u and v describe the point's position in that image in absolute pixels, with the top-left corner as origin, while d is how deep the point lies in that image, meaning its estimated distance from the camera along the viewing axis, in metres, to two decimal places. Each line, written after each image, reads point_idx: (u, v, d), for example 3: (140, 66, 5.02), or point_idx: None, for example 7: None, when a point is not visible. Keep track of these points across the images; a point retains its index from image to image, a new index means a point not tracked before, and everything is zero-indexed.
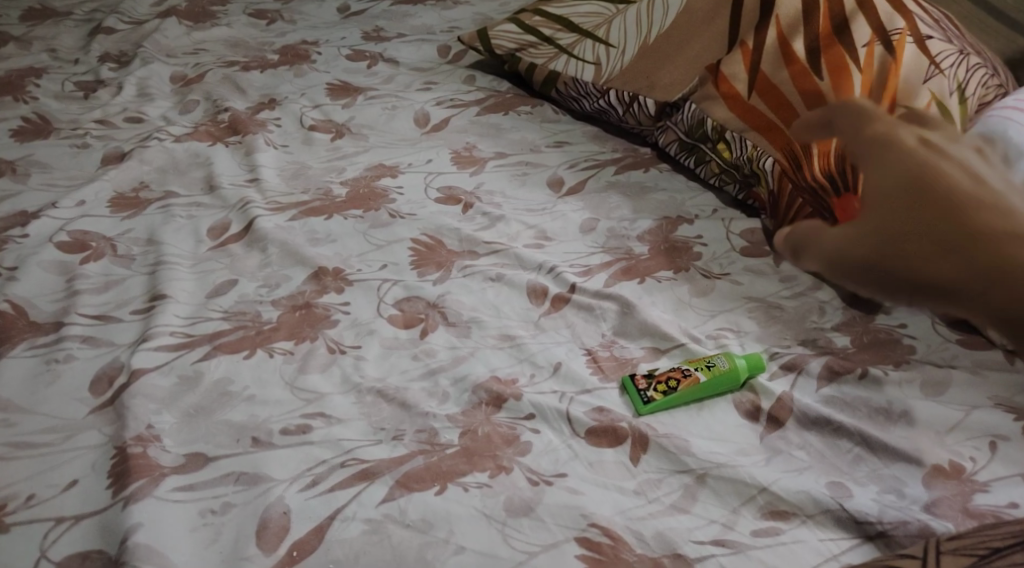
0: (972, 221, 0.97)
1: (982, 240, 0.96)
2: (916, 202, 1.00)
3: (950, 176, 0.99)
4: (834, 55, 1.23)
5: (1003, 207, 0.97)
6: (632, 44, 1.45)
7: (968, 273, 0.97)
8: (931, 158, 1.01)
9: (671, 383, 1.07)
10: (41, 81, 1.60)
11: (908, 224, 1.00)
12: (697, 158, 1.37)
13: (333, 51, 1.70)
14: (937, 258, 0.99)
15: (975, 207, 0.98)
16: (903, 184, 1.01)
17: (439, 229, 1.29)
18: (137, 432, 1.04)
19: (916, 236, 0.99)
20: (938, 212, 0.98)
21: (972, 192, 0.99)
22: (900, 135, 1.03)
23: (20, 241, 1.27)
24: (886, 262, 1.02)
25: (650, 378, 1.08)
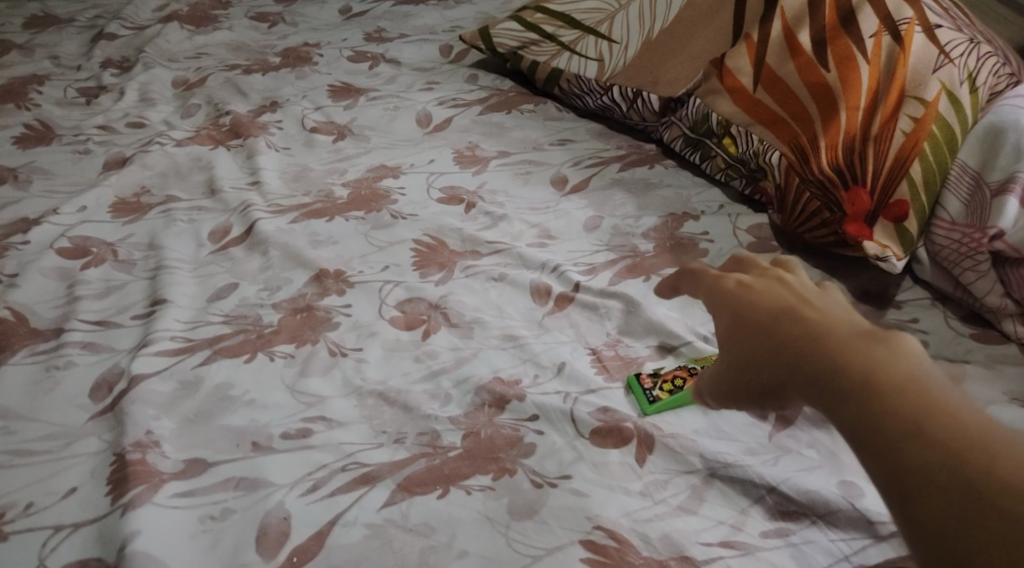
0: (789, 334, 0.88)
1: (803, 354, 0.86)
2: (747, 331, 0.92)
3: (768, 299, 0.93)
4: (840, 47, 1.21)
5: (811, 313, 0.89)
6: (636, 39, 1.43)
7: (798, 391, 0.86)
8: (758, 293, 0.94)
9: (677, 382, 1.05)
10: (44, 88, 1.59)
11: (743, 354, 0.91)
12: (703, 153, 1.35)
13: (334, 53, 1.69)
14: (774, 385, 0.88)
15: (787, 320, 0.89)
16: (732, 327, 0.93)
17: (441, 229, 1.28)
18: (136, 438, 1.03)
19: (754, 363, 0.90)
20: (757, 335, 0.90)
21: (785, 309, 0.90)
22: (724, 281, 0.98)
23: (21, 248, 1.26)
24: (743, 383, 0.91)
25: (656, 379, 1.06)
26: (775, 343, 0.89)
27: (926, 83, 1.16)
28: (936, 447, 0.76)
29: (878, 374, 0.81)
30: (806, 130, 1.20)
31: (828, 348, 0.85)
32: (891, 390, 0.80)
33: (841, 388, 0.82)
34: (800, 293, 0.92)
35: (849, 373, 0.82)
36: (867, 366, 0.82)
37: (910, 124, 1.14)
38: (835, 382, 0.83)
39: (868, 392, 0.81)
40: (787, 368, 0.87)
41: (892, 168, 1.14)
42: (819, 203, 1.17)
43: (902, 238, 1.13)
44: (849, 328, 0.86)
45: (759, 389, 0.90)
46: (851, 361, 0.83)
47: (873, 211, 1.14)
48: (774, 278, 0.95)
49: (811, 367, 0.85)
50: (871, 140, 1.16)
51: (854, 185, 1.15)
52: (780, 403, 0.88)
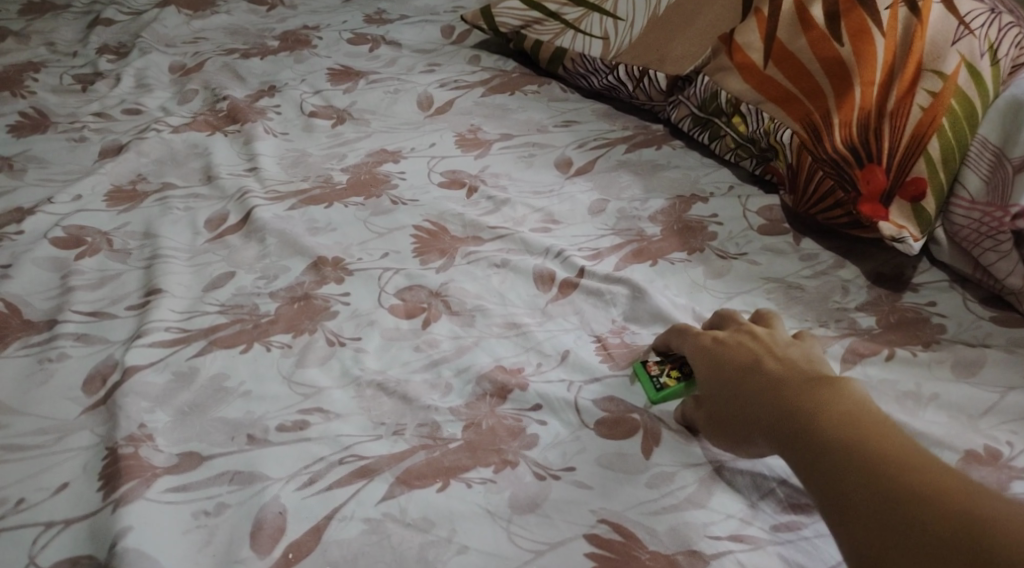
0: (757, 381, 0.93)
1: (768, 400, 0.91)
2: (720, 377, 0.96)
3: (736, 351, 0.97)
4: (854, 19, 1.16)
5: (777, 364, 0.94)
6: (641, 17, 1.40)
7: (764, 435, 0.90)
8: (732, 342, 0.98)
9: (684, 369, 1.02)
10: (39, 75, 1.55)
11: (716, 400, 0.95)
12: (711, 133, 1.31)
13: (334, 36, 1.65)
14: (743, 429, 0.92)
15: (756, 369, 0.94)
16: (707, 373, 0.97)
17: (442, 215, 1.24)
18: (128, 432, 1.00)
19: (726, 408, 0.94)
20: (729, 382, 0.95)
21: (755, 359, 0.95)
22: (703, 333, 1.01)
23: (14, 238, 1.22)
24: (714, 427, 0.95)
25: (662, 363, 1.02)
26: (745, 387, 0.93)
27: (944, 57, 1.11)
28: (870, 477, 0.81)
29: (834, 417, 0.86)
30: (820, 107, 1.17)
31: (791, 394, 0.89)
32: (847, 431, 0.84)
33: (801, 430, 0.87)
34: (769, 344, 0.97)
35: (809, 417, 0.87)
36: (826, 410, 0.87)
37: (928, 99, 1.10)
38: (796, 425, 0.87)
39: (826, 432, 0.85)
40: (755, 413, 0.91)
41: (909, 146, 1.10)
42: (832, 182, 1.14)
43: (919, 217, 1.09)
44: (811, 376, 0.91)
45: (728, 432, 0.93)
46: (811, 405, 0.88)
47: (888, 190, 1.10)
48: (745, 332, 0.99)
49: (775, 413, 0.89)
50: (887, 117, 1.12)
51: (869, 163, 1.11)
52: (747, 446, 0.92)
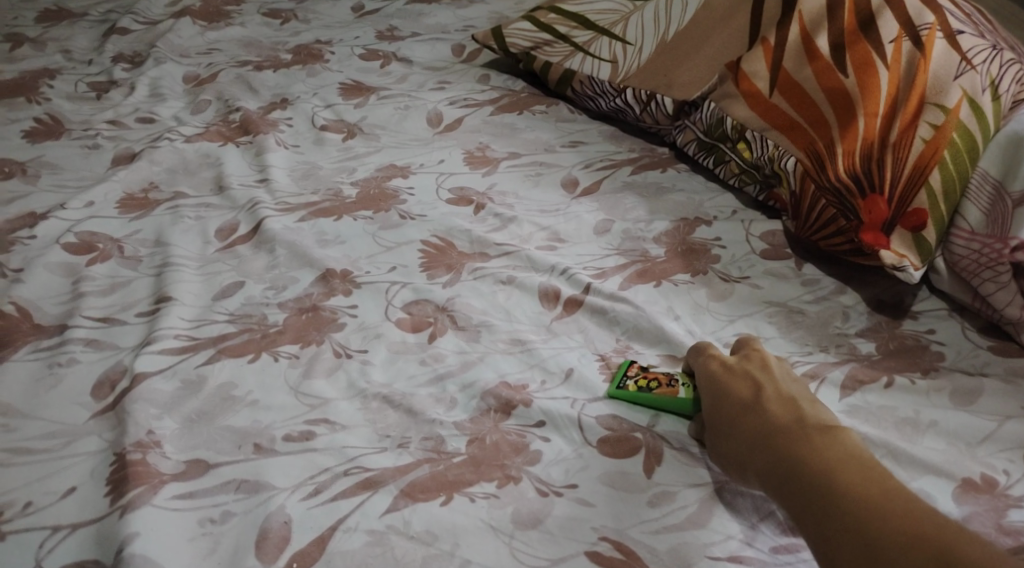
0: (756, 421, 0.95)
1: (764, 443, 0.93)
2: (721, 411, 0.98)
3: (740, 382, 1.00)
4: (859, 51, 1.20)
5: (776, 404, 0.96)
6: (650, 42, 1.43)
7: (758, 476, 0.93)
8: (736, 376, 1.00)
9: (647, 385, 1.04)
10: (55, 82, 1.57)
11: (717, 434, 0.98)
12: (716, 158, 1.33)
13: (346, 51, 1.67)
14: (739, 468, 0.95)
15: (755, 409, 0.96)
16: (710, 405, 1.00)
17: (450, 231, 1.26)
18: (136, 438, 1.01)
19: (724, 444, 0.97)
20: (729, 418, 0.97)
21: (756, 398, 0.97)
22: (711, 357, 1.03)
23: (27, 242, 1.24)
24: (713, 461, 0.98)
25: (635, 372, 1.06)
26: (744, 427, 0.96)
27: (947, 90, 1.14)
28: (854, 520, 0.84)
29: (826, 466, 0.88)
30: (823, 136, 1.19)
31: (787, 439, 0.92)
32: (836, 482, 0.87)
33: (793, 476, 0.89)
34: (772, 380, 0.99)
35: (802, 464, 0.89)
36: (818, 458, 0.89)
37: (931, 131, 1.12)
38: (789, 471, 0.90)
39: (817, 481, 0.88)
40: (751, 455, 0.94)
41: (911, 176, 1.12)
42: (834, 210, 1.15)
43: (919, 246, 1.11)
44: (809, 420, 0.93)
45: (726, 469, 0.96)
46: (804, 452, 0.90)
47: (890, 220, 1.12)
48: (753, 361, 1.02)
49: (770, 456, 0.92)
50: (889, 148, 1.14)
51: (871, 194, 1.13)
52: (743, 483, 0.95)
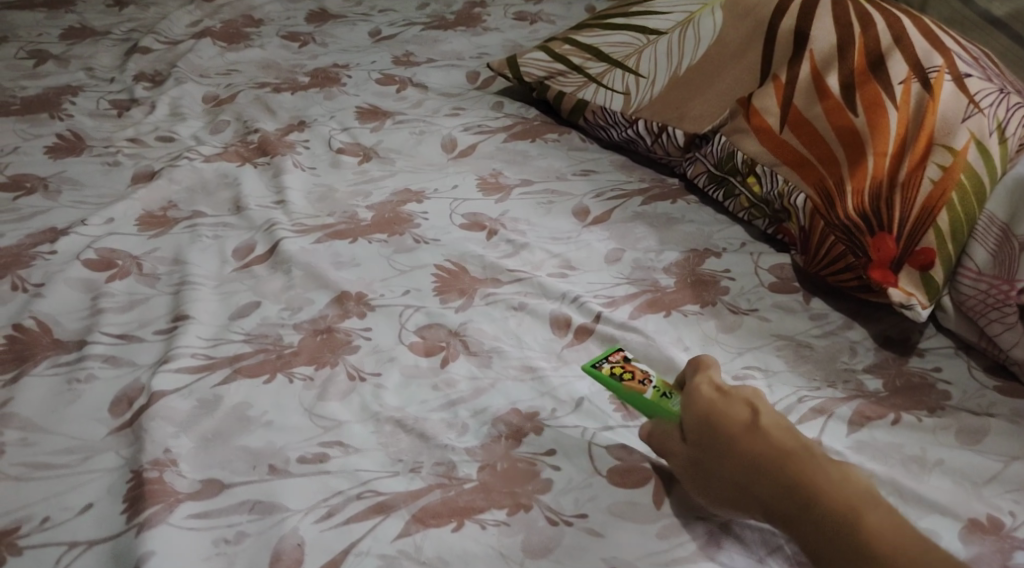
0: (751, 452, 0.94)
1: (765, 479, 0.93)
2: (710, 437, 0.97)
3: (727, 408, 0.98)
4: (869, 92, 1.23)
5: (770, 434, 0.95)
6: (663, 75, 1.44)
7: (762, 512, 0.93)
8: (723, 400, 0.99)
9: (623, 373, 1.09)
10: (77, 99, 1.60)
11: (705, 461, 0.97)
12: (726, 191, 1.35)
13: (363, 75, 1.70)
14: (735, 500, 0.94)
15: (748, 438, 0.95)
16: (695, 429, 0.98)
17: (463, 256, 1.28)
18: (153, 456, 1.03)
19: (716, 474, 0.96)
20: (720, 447, 0.96)
21: (748, 426, 0.96)
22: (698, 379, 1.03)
23: (48, 257, 1.26)
24: (701, 489, 0.97)
25: (623, 360, 1.11)
26: (738, 458, 0.95)
27: (955, 132, 1.17)
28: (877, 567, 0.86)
29: (839, 509, 0.89)
30: (833, 174, 1.21)
31: (791, 477, 0.92)
32: (852, 525, 0.88)
33: (804, 518, 0.90)
34: (760, 406, 0.98)
35: (813, 505, 0.90)
36: (829, 499, 0.90)
37: (939, 172, 1.15)
38: (799, 512, 0.90)
39: (831, 524, 0.89)
40: (751, 489, 0.93)
41: (919, 216, 1.14)
42: (843, 247, 1.17)
43: (927, 285, 1.12)
44: (809, 454, 0.93)
45: (718, 500, 0.96)
46: (813, 493, 0.90)
47: (898, 258, 1.14)
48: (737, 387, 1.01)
49: (776, 495, 0.92)
50: (898, 187, 1.17)
51: (880, 232, 1.15)
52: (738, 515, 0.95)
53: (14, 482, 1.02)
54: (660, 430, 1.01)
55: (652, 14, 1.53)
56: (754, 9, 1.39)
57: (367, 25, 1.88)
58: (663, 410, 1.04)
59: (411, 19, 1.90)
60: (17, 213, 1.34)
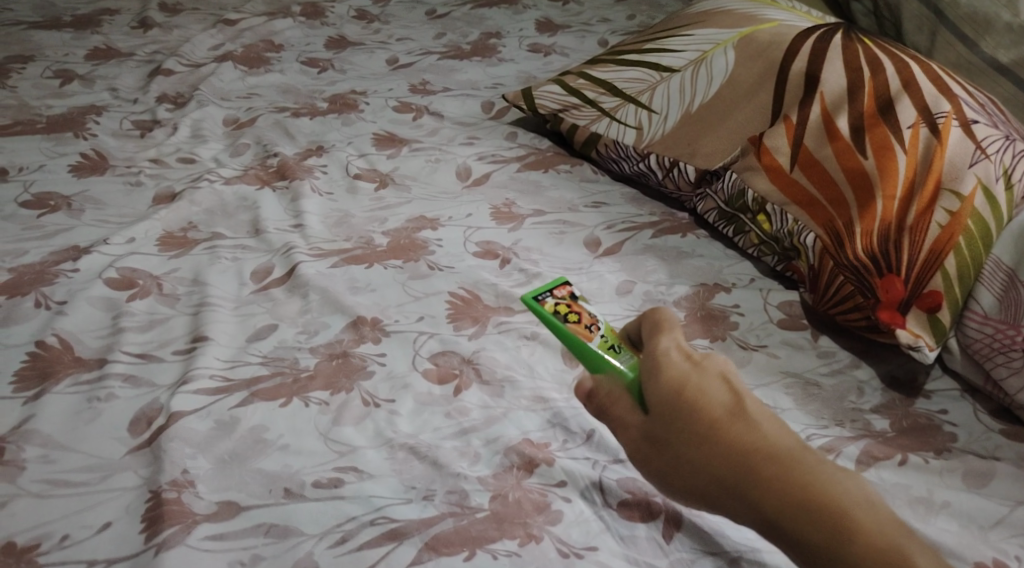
0: (732, 443, 0.88)
1: (747, 475, 0.87)
2: (681, 421, 0.90)
3: (702, 392, 0.91)
4: (878, 135, 1.25)
5: (751, 422, 0.89)
6: (675, 112, 1.47)
7: (739, 509, 0.87)
8: (695, 375, 0.92)
9: (567, 314, 1.06)
10: (101, 119, 1.63)
11: (676, 448, 0.90)
12: (736, 227, 1.37)
13: (380, 102, 1.72)
14: (711, 494, 0.88)
15: (727, 426, 0.89)
16: (664, 409, 0.91)
17: (476, 283, 1.30)
18: (172, 477, 1.05)
19: (690, 464, 0.89)
20: (696, 434, 0.89)
21: (728, 411, 0.89)
22: (663, 346, 0.95)
23: (71, 276, 1.28)
24: (669, 478, 0.91)
25: (570, 299, 1.08)
26: (716, 448, 0.88)
27: (962, 177, 1.19)
28: None
29: (831, 512, 0.84)
30: (842, 214, 1.23)
31: (776, 475, 0.86)
32: (846, 531, 0.83)
33: (790, 519, 0.85)
34: (736, 385, 0.91)
35: (802, 508, 0.85)
36: (820, 500, 0.85)
37: (947, 217, 1.18)
38: (784, 514, 0.85)
39: (823, 529, 0.84)
40: (730, 485, 0.87)
41: (927, 259, 1.17)
42: (852, 286, 1.19)
43: (934, 328, 1.15)
44: (794, 448, 0.87)
45: (689, 491, 0.90)
46: (802, 494, 0.85)
47: (906, 299, 1.16)
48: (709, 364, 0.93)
49: (759, 493, 0.86)
50: (907, 230, 1.19)
51: (888, 273, 1.18)
52: (712, 509, 0.89)
53: (35, 498, 1.04)
54: (611, 396, 0.95)
55: (666, 49, 1.55)
56: (766, 50, 1.42)
57: (384, 52, 1.91)
58: (605, 364, 1.00)
59: (428, 48, 1.93)
60: (41, 231, 1.36)
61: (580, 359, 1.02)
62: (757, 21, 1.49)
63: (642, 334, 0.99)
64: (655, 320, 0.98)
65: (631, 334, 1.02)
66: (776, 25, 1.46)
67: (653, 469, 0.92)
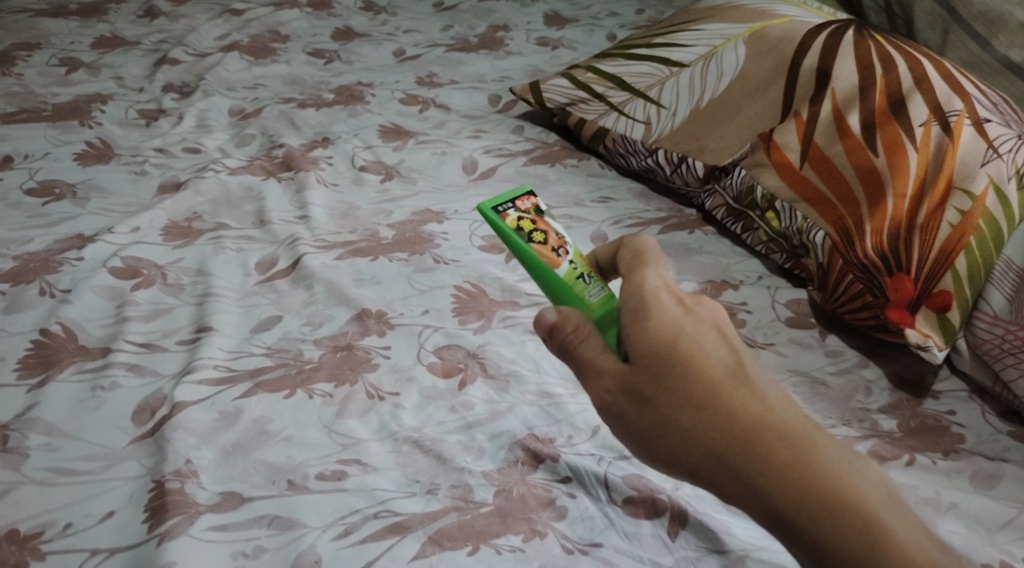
0: (722, 401, 0.88)
1: (745, 445, 0.86)
2: (670, 374, 0.89)
3: (693, 346, 0.89)
4: (889, 132, 1.24)
5: (752, 388, 0.89)
6: (684, 106, 1.46)
7: (720, 469, 0.87)
8: (689, 324, 0.90)
9: (531, 234, 0.98)
10: (107, 107, 1.62)
11: (664, 408, 0.89)
12: (745, 224, 1.36)
13: (387, 94, 1.71)
14: (700, 464, 0.87)
15: (727, 390, 0.88)
16: (654, 362, 0.89)
17: (482, 277, 1.29)
18: (175, 467, 1.04)
19: (679, 427, 0.88)
20: (692, 396, 0.88)
21: (728, 373, 0.89)
22: (650, 282, 0.92)
23: (75, 264, 1.28)
24: (650, 436, 0.89)
25: (534, 214, 1.00)
26: (706, 406, 0.88)
27: (973, 177, 1.19)
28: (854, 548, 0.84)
29: (834, 489, 0.85)
30: (852, 212, 1.23)
31: (777, 446, 0.86)
32: (848, 511, 0.84)
33: (789, 496, 0.85)
34: (731, 342, 0.91)
35: (801, 482, 0.85)
36: (823, 476, 0.85)
37: (958, 216, 1.17)
38: (783, 489, 0.85)
39: (823, 507, 0.84)
40: (726, 456, 0.87)
41: (937, 259, 1.16)
42: (861, 285, 1.19)
43: (944, 327, 1.15)
44: (793, 417, 0.88)
45: (668, 447, 0.89)
46: (804, 469, 0.85)
47: (916, 299, 1.16)
48: (699, 314, 0.91)
49: (756, 466, 0.86)
50: (917, 229, 1.18)
51: (898, 272, 1.17)
52: (690, 470, 0.88)
53: (39, 486, 1.04)
54: (580, 333, 0.92)
55: (676, 44, 1.54)
56: (777, 46, 1.41)
57: (391, 44, 1.90)
58: (574, 296, 0.96)
59: (435, 40, 1.92)
60: (46, 219, 1.36)
61: (544, 286, 0.98)
62: (768, 17, 1.48)
63: (619, 263, 0.96)
64: (636, 249, 0.95)
65: (599, 262, 1.00)
66: (787, 21, 1.45)
67: (632, 429, 0.90)
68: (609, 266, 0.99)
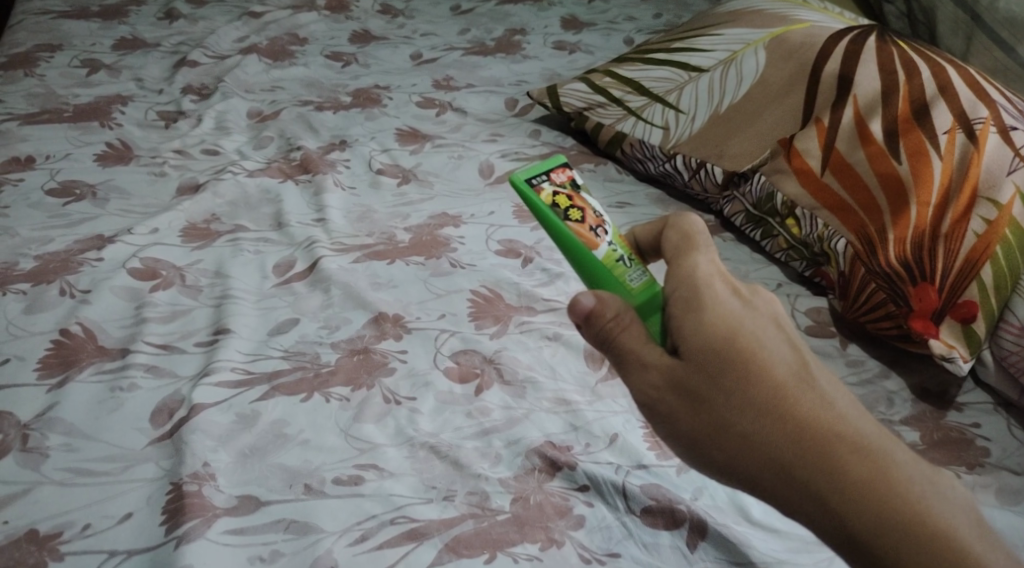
0: (781, 404, 0.88)
1: (808, 452, 0.86)
2: (729, 376, 0.88)
3: (756, 346, 0.89)
4: (913, 140, 1.24)
5: (819, 392, 0.88)
6: (704, 111, 1.45)
7: (778, 473, 0.87)
8: (749, 319, 0.90)
9: (568, 211, 0.97)
10: (126, 108, 1.63)
11: (721, 411, 0.88)
12: (764, 231, 1.36)
13: (404, 97, 1.70)
14: (759, 470, 0.87)
15: (793, 394, 0.88)
16: (711, 362, 0.89)
17: (498, 282, 1.28)
18: (192, 469, 1.04)
19: (738, 430, 0.88)
20: (754, 400, 0.88)
21: (793, 374, 0.89)
22: (702, 268, 0.92)
23: (95, 264, 1.28)
24: (705, 440, 0.89)
25: (570, 189, 0.99)
26: (767, 409, 0.88)
27: (999, 185, 1.18)
28: (916, 555, 0.83)
29: (913, 508, 0.84)
30: (875, 220, 1.22)
31: (841, 453, 0.86)
32: (931, 534, 0.84)
33: (864, 513, 0.84)
34: (792, 338, 0.91)
35: (863, 487, 0.85)
36: (901, 493, 0.85)
37: (983, 225, 1.16)
38: (858, 506, 0.85)
39: (895, 525, 0.84)
40: (792, 466, 0.86)
41: (962, 269, 1.16)
42: (884, 294, 1.19)
43: (969, 339, 1.14)
44: (854, 420, 0.87)
45: (725, 451, 0.88)
46: (880, 485, 0.85)
47: (939, 310, 1.16)
48: (761, 311, 0.91)
49: (827, 479, 0.85)
50: (941, 238, 1.17)
51: (922, 282, 1.16)
52: (747, 477, 0.88)
53: (57, 486, 1.04)
54: (619, 322, 0.92)
55: (695, 49, 1.54)
56: (798, 52, 1.40)
57: (409, 47, 1.90)
58: (614, 280, 0.95)
59: (452, 44, 1.92)
60: (66, 219, 1.36)
61: (580, 266, 0.97)
62: (788, 22, 1.47)
63: (664, 243, 0.95)
64: (683, 231, 0.94)
65: (639, 241, 0.99)
66: (808, 26, 1.44)
67: (685, 431, 0.90)
68: (649, 247, 0.98)
